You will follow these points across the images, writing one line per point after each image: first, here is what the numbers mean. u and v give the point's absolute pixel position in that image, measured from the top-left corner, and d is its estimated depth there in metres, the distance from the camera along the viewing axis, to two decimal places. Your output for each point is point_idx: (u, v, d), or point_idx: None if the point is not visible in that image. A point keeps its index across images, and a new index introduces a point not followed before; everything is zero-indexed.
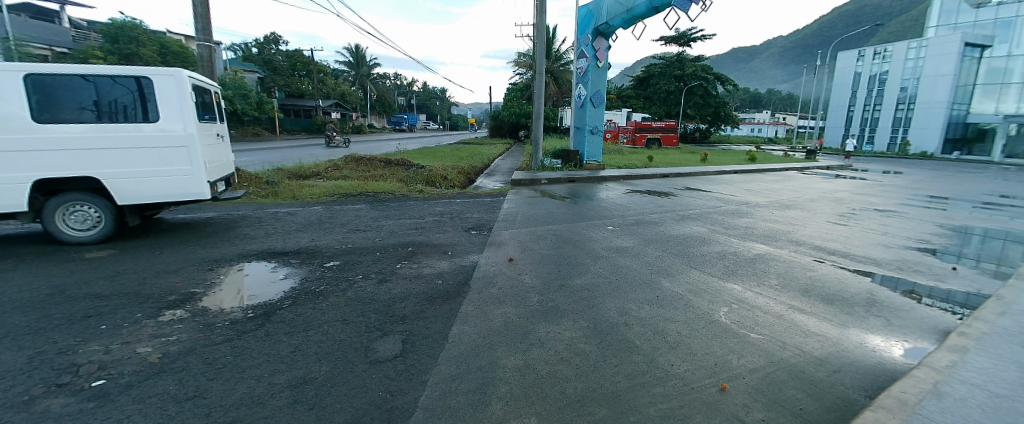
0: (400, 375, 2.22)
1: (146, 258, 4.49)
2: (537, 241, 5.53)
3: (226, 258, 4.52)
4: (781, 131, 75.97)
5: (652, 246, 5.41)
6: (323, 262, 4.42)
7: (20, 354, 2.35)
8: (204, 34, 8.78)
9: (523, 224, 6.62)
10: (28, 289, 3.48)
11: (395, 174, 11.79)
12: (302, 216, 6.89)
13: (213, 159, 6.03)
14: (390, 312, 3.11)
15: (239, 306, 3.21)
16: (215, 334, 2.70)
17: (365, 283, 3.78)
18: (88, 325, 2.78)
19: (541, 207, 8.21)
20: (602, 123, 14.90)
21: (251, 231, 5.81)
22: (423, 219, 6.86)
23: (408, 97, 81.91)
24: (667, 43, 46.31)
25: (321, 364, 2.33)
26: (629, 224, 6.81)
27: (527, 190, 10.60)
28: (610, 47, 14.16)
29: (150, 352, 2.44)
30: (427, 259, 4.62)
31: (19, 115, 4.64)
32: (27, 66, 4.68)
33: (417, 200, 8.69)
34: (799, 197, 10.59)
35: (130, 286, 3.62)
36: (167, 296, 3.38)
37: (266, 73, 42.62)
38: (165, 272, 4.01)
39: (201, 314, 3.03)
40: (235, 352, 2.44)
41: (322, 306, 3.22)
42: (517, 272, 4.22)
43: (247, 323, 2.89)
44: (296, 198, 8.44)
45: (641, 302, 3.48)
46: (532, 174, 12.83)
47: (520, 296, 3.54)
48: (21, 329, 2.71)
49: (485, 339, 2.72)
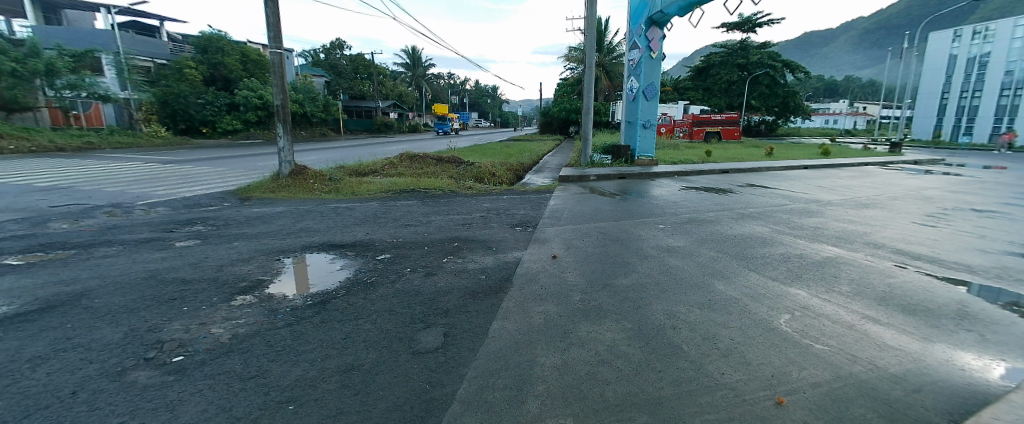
0: (439, 367, 2.27)
1: (224, 247, 4.98)
2: (581, 239, 5.43)
3: (290, 249, 4.90)
4: (860, 121, 68.77)
5: (706, 247, 5.10)
6: (376, 255, 4.66)
7: (118, 329, 2.70)
8: (275, 42, 9.46)
9: (569, 221, 6.51)
10: (127, 272, 3.99)
11: (446, 170, 12.08)
12: (360, 210, 7.33)
13: None
14: (434, 305, 3.19)
15: (298, 294, 3.44)
16: (278, 319, 2.93)
17: (413, 275, 3.93)
18: (174, 306, 3.14)
19: (589, 204, 8.01)
20: (655, 116, 14.39)
21: (314, 224, 6.24)
22: (471, 215, 6.97)
23: (461, 95, 84.41)
24: (728, 30, 43.36)
25: (368, 352, 2.44)
26: (681, 223, 6.44)
27: (575, 187, 10.47)
28: (664, 36, 13.52)
29: (222, 332, 2.69)
30: (472, 253, 4.71)
31: None
32: None
33: (465, 196, 8.81)
34: (879, 195, 9.47)
35: (209, 272, 4.03)
36: (240, 283, 3.73)
37: (332, 76, 45.83)
38: (239, 260, 4.43)
39: (267, 300, 3.30)
40: (293, 337, 2.63)
41: (371, 297, 3.37)
42: (560, 269, 4.16)
43: (305, 309, 3.10)
44: (355, 193, 8.94)
45: (690, 305, 3.29)
46: (581, 170, 12.61)
47: (563, 294, 3.48)
48: (121, 307, 3.10)
49: (525, 335, 2.71)
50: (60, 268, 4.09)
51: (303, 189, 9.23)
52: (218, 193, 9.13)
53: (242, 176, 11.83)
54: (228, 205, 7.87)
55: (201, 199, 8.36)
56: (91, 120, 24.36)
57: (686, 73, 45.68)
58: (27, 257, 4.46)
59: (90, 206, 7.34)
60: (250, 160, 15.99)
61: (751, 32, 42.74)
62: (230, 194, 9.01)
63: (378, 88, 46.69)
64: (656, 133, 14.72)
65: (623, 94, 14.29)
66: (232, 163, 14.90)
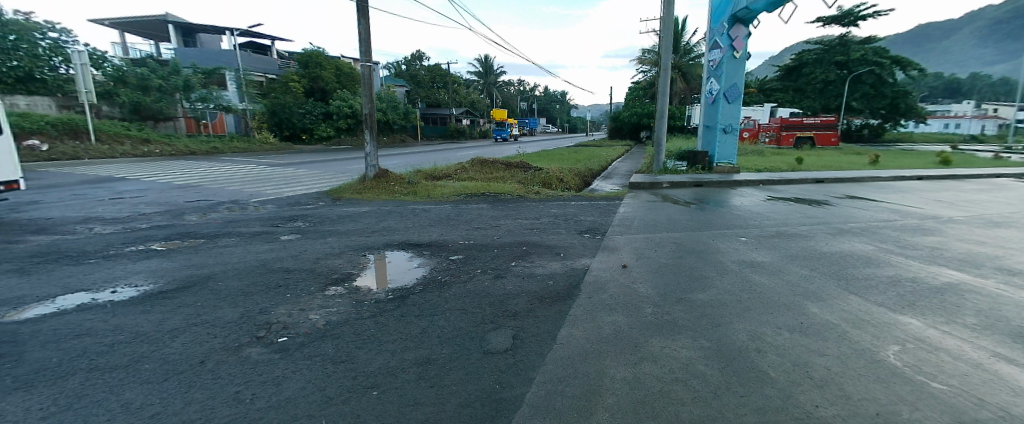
0: (509, 369, 2.29)
1: (319, 242, 5.53)
2: (654, 249, 5.20)
3: (373, 246, 5.29)
4: (995, 125, 58.02)
5: (795, 264, 4.61)
6: (449, 255, 4.86)
7: (236, 309, 3.11)
8: (366, 56, 10.36)
9: (640, 230, 6.28)
10: (243, 260, 4.59)
11: (514, 175, 12.33)
12: (435, 212, 7.72)
13: None
14: (504, 307, 3.25)
15: (381, 288, 3.71)
16: (364, 309, 3.16)
17: (483, 277, 4.04)
18: (279, 292, 3.54)
19: (661, 213, 7.67)
20: (738, 121, 13.26)
21: (395, 224, 6.70)
22: (539, 220, 7.03)
23: (530, 101, 85.81)
24: (826, 24, 39.13)
25: (443, 347, 2.53)
26: (765, 237, 5.90)
27: (647, 194, 10.11)
28: (749, 34, 12.62)
29: (317, 318, 2.97)
30: (540, 258, 4.74)
31: None
32: None
33: (533, 201, 8.91)
34: (1018, 212, 7.95)
35: (306, 263, 4.50)
36: (332, 274, 4.11)
37: (412, 86, 49.28)
38: (331, 255, 4.89)
39: (354, 292, 3.59)
40: (377, 327, 2.82)
41: (444, 295, 3.52)
42: (630, 280, 4.02)
43: (387, 303, 3.32)
44: (430, 196, 9.46)
45: (778, 327, 3.00)
46: (653, 177, 12.16)
47: (633, 305, 3.35)
48: (239, 290, 3.57)
49: (594, 345, 2.65)
50: (192, 254, 4.79)
51: (384, 191, 9.96)
52: (314, 193, 10.19)
53: (334, 178, 13.03)
54: (322, 204, 8.75)
55: (300, 199, 9.39)
56: (217, 127, 28.30)
57: (774, 73, 41.95)
58: (168, 243, 5.29)
59: (216, 202, 8.59)
60: (340, 164, 17.66)
61: (853, 26, 38.21)
62: (324, 194, 10.01)
63: (451, 95, 48.87)
64: (737, 138, 13.64)
65: (702, 97, 13.56)
66: (326, 166, 16.57)
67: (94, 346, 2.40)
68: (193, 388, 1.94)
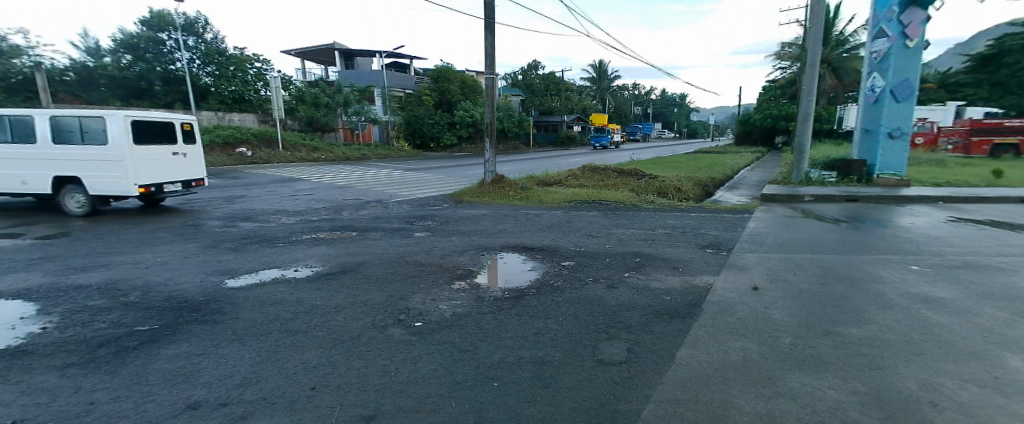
0: (624, 383, 2.22)
1: (445, 239, 6.11)
2: (792, 272, 4.55)
3: (492, 247, 5.65)
4: None
5: (999, 306, 3.57)
6: (561, 261, 4.94)
7: (383, 292, 3.61)
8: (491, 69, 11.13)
9: (773, 249, 5.56)
10: (384, 250, 5.32)
11: (627, 183, 12.07)
12: (548, 217, 7.96)
13: (154, 166, 8.62)
14: (617, 318, 3.18)
15: (499, 287, 3.93)
16: (486, 305, 3.39)
17: (595, 286, 4.00)
18: (415, 280, 4.01)
19: (802, 231, 6.65)
20: (911, 122, 11.04)
21: (511, 227, 7.08)
22: (654, 231, 6.70)
23: (643, 106, 82.10)
24: None
25: (558, 351, 2.58)
26: (952, 268, 4.71)
27: (783, 208, 8.94)
28: (931, 17, 10.44)
29: (447, 308, 3.28)
30: (654, 271, 4.52)
31: (48, 141, 8.00)
32: (56, 111, 7.95)
33: (647, 211, 8.59)
34: None
35: (436, 258, 4.99)
36: (456, 270, 4.48)
37: (527, 96, 51.35)
38: (456, 252, 5.35)
39: (476, 288, 3.86)
40: (497, 323, 3.00)
41: (558, 299, 3.61)
42: (761, 304, 3.58)
43: (505, 301, 3.51)
44: (543, 202, 9.78)
45: (975, 382, 2.35)
46: (792, 189, 10.65)
47: (765, 333, 2.98)
48: (383, 275, 4.14)
49: (718, 371, 2.42)
50: (349, 243, 5.65)
51: (500, 196, 10.57)
52: (440, 195, 11.30)
53: (455, 183, 14.15)
54: (447, 205, 9.65)
55: (429, 200, 10.49)
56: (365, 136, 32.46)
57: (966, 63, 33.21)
58: (332, 233, 6.40)
59: (364, 201, 10.09)
60: (462, 169, 19.30)
61: None
62: (448, 196, 11.05)
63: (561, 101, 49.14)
64: (908, 144, 11.27)
65: (859, 95, 11.61)
66: (450, 171, 18.28)
67: (285, 312, 3.01)
68: (353, 355, 2.31)
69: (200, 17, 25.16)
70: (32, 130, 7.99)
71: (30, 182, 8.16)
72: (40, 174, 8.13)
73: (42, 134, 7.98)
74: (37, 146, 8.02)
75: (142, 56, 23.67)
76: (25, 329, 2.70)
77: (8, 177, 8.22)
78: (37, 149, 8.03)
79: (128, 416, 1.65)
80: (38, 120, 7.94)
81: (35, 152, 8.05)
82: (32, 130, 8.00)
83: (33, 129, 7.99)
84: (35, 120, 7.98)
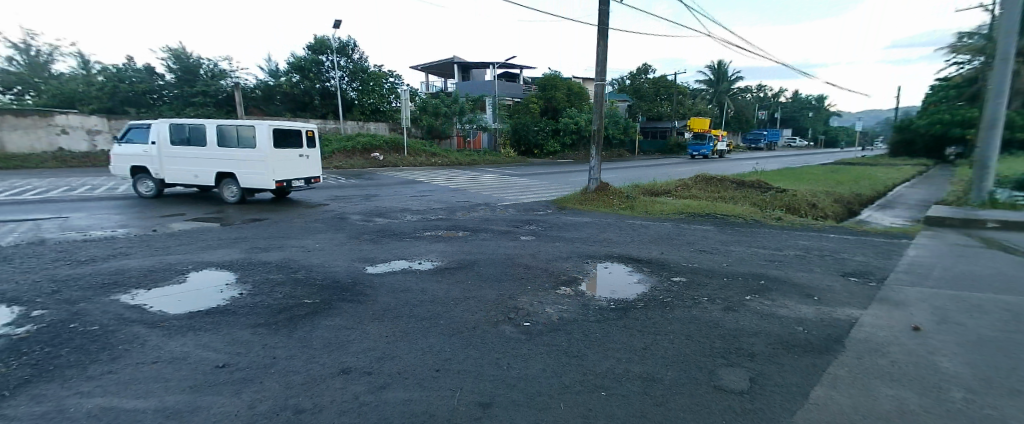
0: (747, 413, 1.94)
1: (549, 243, 6.08)
2: (979, 316, 3.57)
3: (597, 255, 5.46)
4: None
5: None
6: (671, 275, 4.57)
7: (493, 289, 3.72)
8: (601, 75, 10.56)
9: (949, 287, 4.45)
10: (494, 250, 5.50)
11: (747, 196, 11.01)
12: (657, 229, 7.53)
13: (287, 166, 10.35)
14: (737, 344, 2.82)
15: (605, 296, 3.73)
16: (592, 312, 3.27)
17: (711, 306, 3.62)
18: (523, 281, 4.05)
19: (992, 267, 5.23)
20: None
21: (618, 237, 6.79)
22: (782, 251, 5.98)
23: (769, 110, 71.63)
24: None
25: (669, 370, 2.36)
26: None
27: (955, 234, 7.27)
28: None
29: (553, 311, 3.23)
30: (782, 297, 3.96)
31: (213, 144, 9.94)
32: (220, 120, 9.85)
33: (773, 229, 7.70)
34: None
35: (541, 261, 4.96)
36: (562, 275, 4.38)
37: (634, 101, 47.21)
38: (562, 256, 5.27)
39: (581, 295, 3.70)
40: (603, 332, 2.87)
41: (667, 317, 3.29)
42: (930, 350, 2.88)
43: (612, 311, 3.35)
44: (650, 212, 9.33)
45: None
46: (969, 212, 8.57)
47: (939, 386, 2.37)
48: (492, 274, 4.26)
49: (869, 417, 1.99)
50: (463, 241, 5.99)
51: (604, 204, 10.21)
52: (544, 201, 11.33)
53: (560, 189, 13.92)
54: (551, 211, 9.61)
55: (533, 204, 10.56)
56: (475, 144, 32.56)
57: None
58: (447, 231, 6.83)
59: (474, 202, 10.50)
60: (564, 175, 19.14)
61: None
62: (551, 202, 11.06)
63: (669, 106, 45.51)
64: None
65: None
66: (552, 177, 18.25)
67: (413, 300, 3.37)
68: (463, 349, 2.40)
69: (352, 41, 27.52)
70: (202, 135, 9.95)
71: (198, 176, 10.20)
72: (205, 169, 10.11)
73: (209, 138, 9.92)
74: (205, 148, 10.00)
75: (307, 75, 26.86)
76: (229, 293, 3.47)
77: (183, 171, 10.23)
78: (205, 150, 10.00)
79: (301, 370, 2.09)
80: (207, 127, 9.88)
81: (203, 152, 10.02)
82: (202, 135, 9.96)
83: (203, 134, 9.94)
84: (204, 127, 9.92)
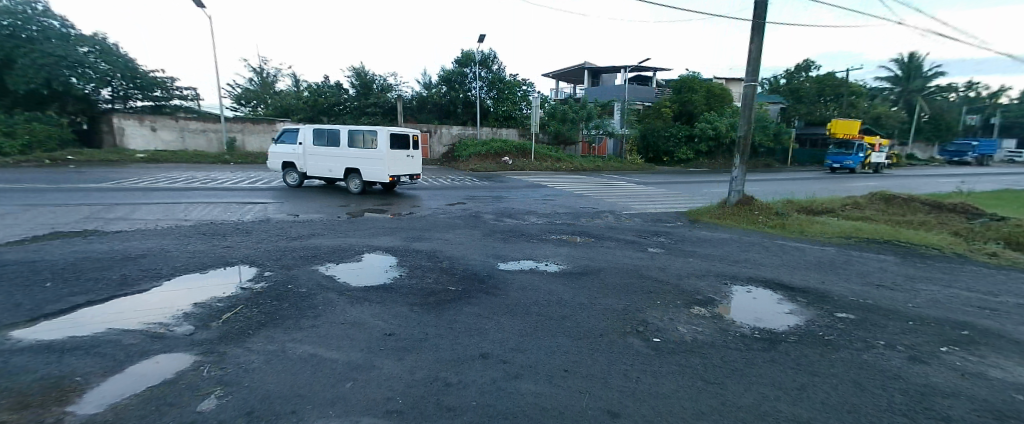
0: None
1: (681, 259, 5.61)
2: None
3: (737, 276, 4.84)
4: None
5: None
6: (835, 311, 3.82)
7: (621, 301, 3.64)
8: (752, 76, 9.46)
9: None
10: (621, 260, 5.30)
11: (948, 223, 8.74)
12: (816, 254, 6.36)
13: (399, 164, 11.95)
14: (928, 404, 2.23)
15: (746, 323, 3.31)
16: (731, 339, 2.94)
17: (891, 354, 2.93)
18: (652, 296, 3.86)
19: None
20: None
21: (766, 258, 5.90)
22: (1004, 298, 4.57)
23: (989, 114, 53.67)
24: None
25: (829, 416, 1.99)
26: None
27: None
28: None
29: (685, 332, 3.00)
30: (1000, 357, 3.02)
31: (343, 144, 11.83)
32: (351, 125, 11.72)
33: (989, 268, 5.94)
34: None
35: (672, 277, 4.62)
36: (696, 294, 4.02)
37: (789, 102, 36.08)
38: (694, 274, 4.82)
39: (718, 319, 3.36)
40: (744, 362, 2.56)
41: (824, 356, 2.77)
42: None
43: (755, 340, 2.96)
44: (804, 232, 7.96)
45: None
46: None
47: None
48: (619, 285, 4.15)
49: None
50: (587, 248, 5.98)
51: (745, 219, 8.99)
52: (673, 212, 10.44)
53: (692, 200, 12.65)
54: (681, 223, 8.80)
55: (661, 215, 9.79)
56: (600, 150, 29.39)
57: None
58: (572, 236, 6.83)
59: (598, 210, 10.19)
60: (700, 185, 16.99)
61: None
62: (682, 214, 10.14)
63: (845, 108, 34.47)
64: None
65: None
66: (685, 186, 16.43)
67: (543, 299, 3.53)
68: (588, 357, 2.40)
69: (493, 53, 28.83)
70: (337, 136, 11.89)
71: (332, 170, 12.11)
72: (336, 164, 12.00)
73: (342, 139, 11.82)
74: (338, 147, 11.88)
75: (453, 86, 28.98)
76: (392, 273, 4.16)
77: (321, 166, 12.17)
78: (338, 149, 11.89)
79: (448, 350, 2.45)
80: (341, 130, 11.80)
81: (336, 150, 11.93)
82: (336, 136, 11.90)
83: (337, 136, 11.87)
84: (338, 131, 11.85)
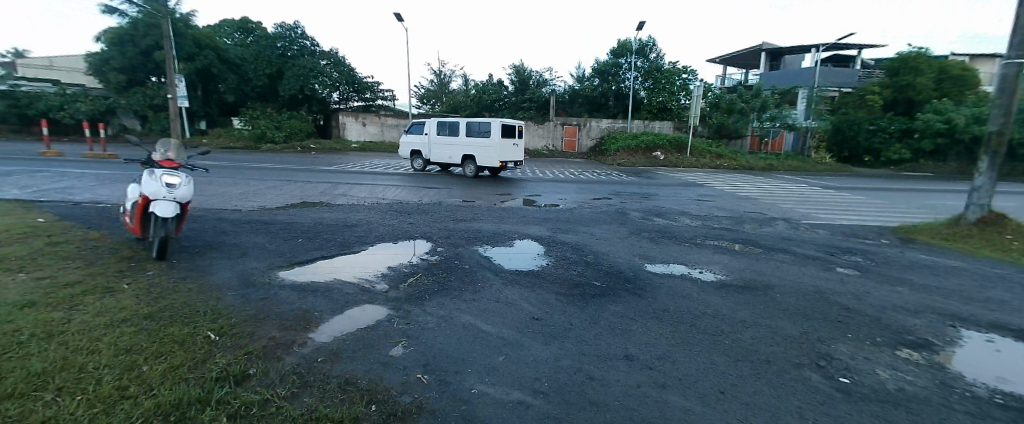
0: None
1: (887, 288, 4.45)
2: None
3: (979, 322, 3.60)
4: None
5: None
6: None
7: (796, 327, 3.13)
8: (1017, 49, 6.72)
9: None
10: (798, 279, 4.51)
11: None
12: None
13: (508, 152, 12.98)
14: None
15: (985, 381, 2.47)
16: (960, 398, 2.24)
17: None
18: (839, 327, 3.21)
19: None
20: None
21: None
22: None
23: None
24: None
25: None
26: None
27: None
28: None
29: (886, 378, 2.41)
30: None
31: (461, 134, 13.20)
32: (469, 117, 13.02)
33: None
34: None
35: (870, 308, 3.73)
36: (905, 334, 3.17)
37: None
38: (905, 309, 3.78)
39: (939, 369, 2.59)
40: None
41: None
42: None
43: (1003, 407, 2.20)
44: None
45: None
46: None
47: None
48: (792, 308, 3.56)
49: None
50: (753, 259, 5.26)
51: (997, 246, 6.59)
52: (874, 226, 8.27)
53: (909, 214, 9.75)
54: (887, 242, 6.93)
55: (855, 229, 7.88)
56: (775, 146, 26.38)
57: None
58: (735, 245, 6.08)
59: (770, 217, 8.74)
60: (919, 195, 13.01)
61: None
62: (888, 230, 7.98)
63: None
64: None
65: None
66: (897, 196, 12.71)
67: (697, 310, 3.30)
68: (745, 384, 2.16)
69: (652, 39, 27.19)
70: (456, 127, 13.29)
71: (451, 157, 13.54)
72: (455, 152, 13.40)
73: (460, 130, 13.19)
74: (457, 137, 13.25)
75: (606, 78, 28.23)
76: (541, 261, 4.43)
77: (442, 153, 13.67)
78: (456, 138, 13.28)
79: (591, 344, 2.51)
80: (460, 122, 13.19)
81: (455, 139, 13.34)
82: (456, 127, 13.30)
83: (457, 127, 13.27)
84: (458, 122, 13.27)
